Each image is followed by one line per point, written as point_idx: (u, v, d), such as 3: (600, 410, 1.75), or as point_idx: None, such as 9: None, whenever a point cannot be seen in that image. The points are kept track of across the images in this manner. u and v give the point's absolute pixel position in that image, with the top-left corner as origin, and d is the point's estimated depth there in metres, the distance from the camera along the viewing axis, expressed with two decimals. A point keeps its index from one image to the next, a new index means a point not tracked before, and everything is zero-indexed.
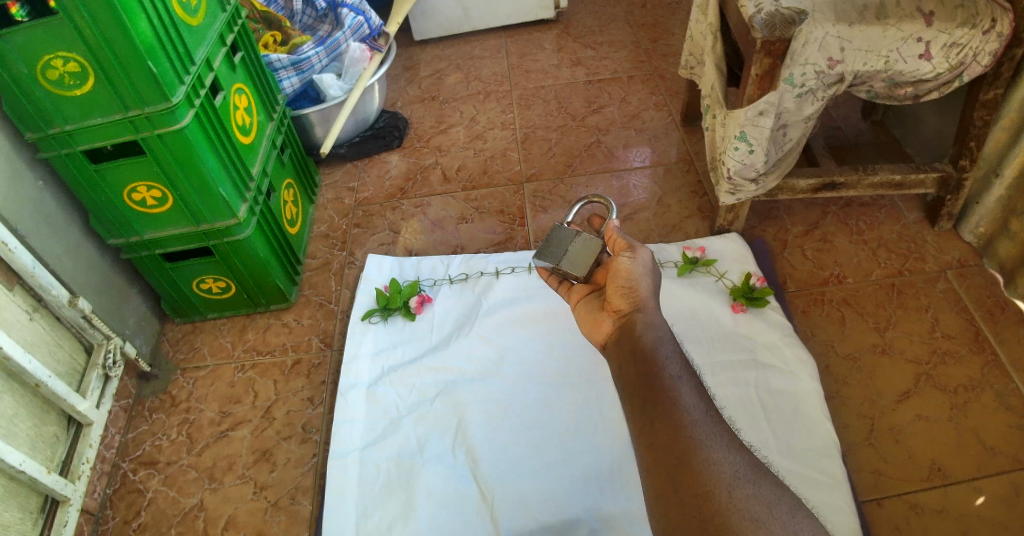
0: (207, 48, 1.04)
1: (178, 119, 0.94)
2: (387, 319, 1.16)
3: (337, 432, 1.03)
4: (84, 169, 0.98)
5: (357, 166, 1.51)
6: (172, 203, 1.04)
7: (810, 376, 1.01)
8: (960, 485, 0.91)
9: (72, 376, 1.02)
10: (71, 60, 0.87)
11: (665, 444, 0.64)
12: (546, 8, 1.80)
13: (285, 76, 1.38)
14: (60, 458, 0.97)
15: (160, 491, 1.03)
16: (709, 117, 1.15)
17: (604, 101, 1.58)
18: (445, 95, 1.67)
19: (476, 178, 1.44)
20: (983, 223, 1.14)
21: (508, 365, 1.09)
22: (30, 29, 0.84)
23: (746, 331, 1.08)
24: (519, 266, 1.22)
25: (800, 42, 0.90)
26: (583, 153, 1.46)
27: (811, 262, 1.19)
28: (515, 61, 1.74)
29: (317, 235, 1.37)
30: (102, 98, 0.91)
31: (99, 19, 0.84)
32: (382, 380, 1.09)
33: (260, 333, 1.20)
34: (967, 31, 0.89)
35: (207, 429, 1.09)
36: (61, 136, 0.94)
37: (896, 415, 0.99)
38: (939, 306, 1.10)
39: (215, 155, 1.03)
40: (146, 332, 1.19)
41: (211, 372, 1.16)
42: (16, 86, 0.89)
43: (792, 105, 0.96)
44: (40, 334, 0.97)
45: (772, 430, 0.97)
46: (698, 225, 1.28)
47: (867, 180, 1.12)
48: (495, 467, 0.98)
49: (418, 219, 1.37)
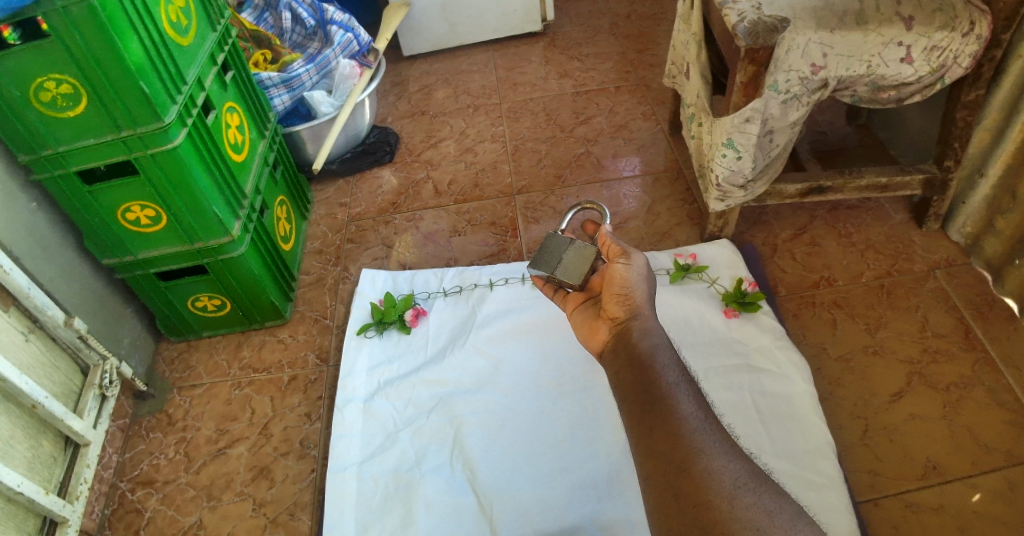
0: (197, 68, 1.05)
1: (172, 138, 0.95)
2: (382, 333, 1.17)
3: (334, 447, 1.03)
4: (78, 191, 0.98)
5: (348, 181, 1.52)
6: (166, 222, 1.04)
7: (803, 378, 1.02)
8: (957, 481, 0.92)
9: (68, 397, 1.02)
10: (63, 83, 0.88)
11: (665, 452, 0.65)
12: (534, 22, 1.83)
13: (276, 94, 1.39)
14: (57, 480, 0.97)
15: (159, 510, 1.02)
16: (695, 126, 1.17)
17: (592, 112, 1.60)
18: (435, 109, 1.68)
19: (467, 191, 1.45)
20: (970, 222, 1.16)
21: (504, 375, 1.10)
22: (22, 53, 0.85)
23: (739, 336, 1.09)
24: (513, 277, 1.23)
25: (783, 50, 0.92)
26: (573, 164, 1.47)
27: (801, 266, 1.21)
28: (504, 75, 1.76)
29: (310, 250, 1.37)
30: (94, 120, 0.92)
31: (91, 41, 0.85)
32: (378, 394, 1.09)
33: (256, 350, 1.21)
34: (946, 34, 0.91)
35: (204, 447, 1.09)
36: (53, 157, 0.95)
37: (891, 414, 1.00)
38: (928, 305, 1.11)
39: (208, 174, 1.04)
40: (140, 352, 1.19)
41: (207, 391, 1.16)
42: (9, 109, 0.90)
43: (777, 111, 0.97)
44: (36, 356, 0.98)
45: (768, 433, 0.97)
46: (689, 232, 1.30)
47: (853, 183, 1.13)
48: (495, 477, 0.99)
49: (411, 233, 1.38)
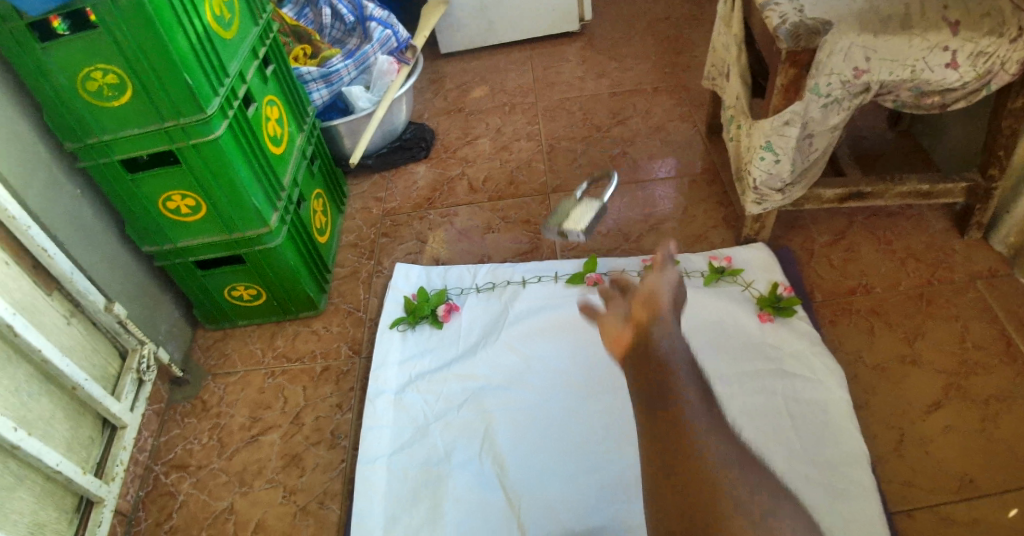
0: (239, 61, 1.07)
1: (212, 130, 0.97)
2: (415, 327, 1.18)
3: (364, 438, 1.04)
4: (120, 178, 1.01)
5: (384, 177, 1.53)
6: (206, 212, 1.06)
7: (838, 385, 1.00)
8: (993, 497, 0.90)
9: (106, 380, 1.05)
10: (109, 73, 0.90)
11: (647, 388, 0.67)
12: (571, 21, 1.83)
13: (315, 89, 1.41)
14: (95, 460, 1.00)
15: (191, 494, 1.04)
16: (733, 127, 1.16)
17: (629, 112, 1.59)
18: (471, 107, 1.69)
19: (502, 189, 1.45)
20: (1014, 232, 1.13)
21: (534, 373, 1.10)
22: (69, 43, 0.88)
23: (773, 340, 1.08)
24: (545, 275, 1.23)
25: (826, 53, 0.91)
26: (608, 164, 1.47)
27: (838, 271, 1.19)
28: (540, 75, 1.76)
29: (345, 244, 1.39)
30: (138, 110, 0.94)
31: (137, 34, 0.88)
32: (408, 388, 1.10)
33: (290, 340, 1.22)
34: (994, 40, 0.89)
35: (238, 434, 1.10)
36: (99, 145, 0.97)
37: (926, 425, 0.98)
38: (969, 315, 1.09)
39: (248, 166, 1.06)
40: (178, 339, 1.21)
41: (241, 378, 1.18)
42: (57, 97, 0.92)
43: (818, 115, 0.96)
44: (77, 339, 1.00)
45: (800, 440, 0.96)
46: (724, 235, 1.28)
47: (894, 189, 1.12)
48: (523, 475, 0.99)
49: (445, 229, 1.39)
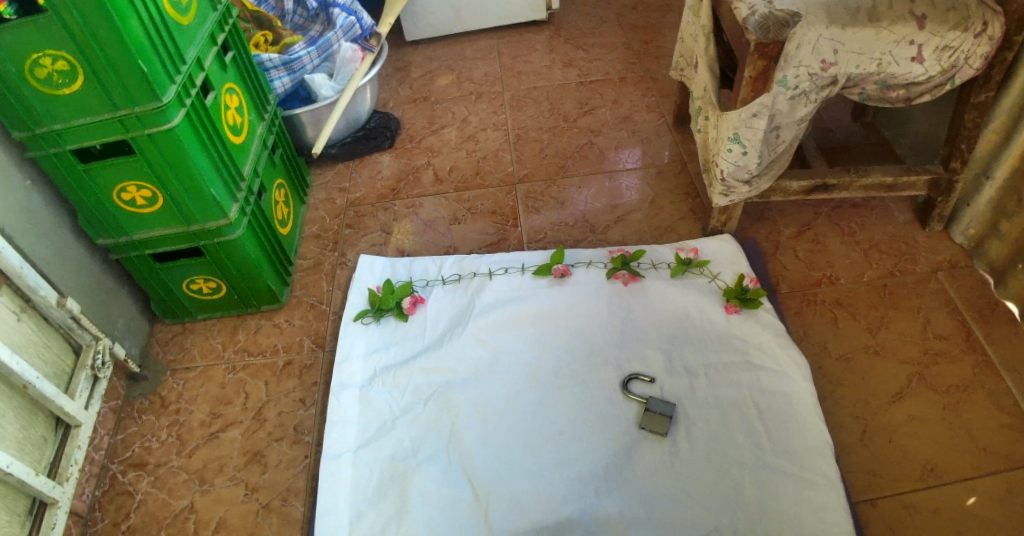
0: (198, 47, 1.03)
1: (170, 118, 0.93)
2: (380, 319, 1.16)
3: (329, 433, 1.02)
4: (72, 168, 0.97)
5: (348, 166, 1.51)
6: (163, 204, 1.03)
7: (802, 376, 1.01)
8: (955, 484, 0.92)
9: (59, 378, 1.01)
10: (59, 59, 0.86)
11: None
12: (539, 10, 1.81)
13: (276, 76, 1.37)
14: (48, 461, 0.96)
15: (150, 493, 1.02)
16: (701, 119, 1.15)
17: (597, 102, 1.58)
18: (438, 96, 1.67)
19: (468, 179, 1.43)
20: (974, 224, 1.15)
21: (502, 365, 1.09)
22: (17, 28, 0.83)
23: (739, 331, 1.08)
24: (512, 266, 1.22)
25: (794, 45, 0.90)
26: (575, 155, 1.46)
27: (804, 263, 1.20)
28: (508, 63, 1.74)
29: (308, 235, 1.36)
30: (91, 98, 0.90)
31: (88, 19, 0.83)
32: (374, 381, 1.08)
33: (251, 334, 1.20)
34: (959, 34, 0.90)
35: (197, 431, 1.08)
36: (50, 135, 0.93)
37: (890, 415, 0.99)
38: (930, 306, 1.11)
39: (207, 156, 1.02)
40: (135, 333, 1.18)
41: (201, 374, 1.15)
42: (4, 85, 0.88)
43: (785, 107, 0.95)
44: (29, 336, 0.96)
45: (765, 431, 0.97)
46: (692, 226, 1.29)
47: (860, 182, 1.12)
48: (492, 468, 0.98)
49: (410, 219, 1.37)
